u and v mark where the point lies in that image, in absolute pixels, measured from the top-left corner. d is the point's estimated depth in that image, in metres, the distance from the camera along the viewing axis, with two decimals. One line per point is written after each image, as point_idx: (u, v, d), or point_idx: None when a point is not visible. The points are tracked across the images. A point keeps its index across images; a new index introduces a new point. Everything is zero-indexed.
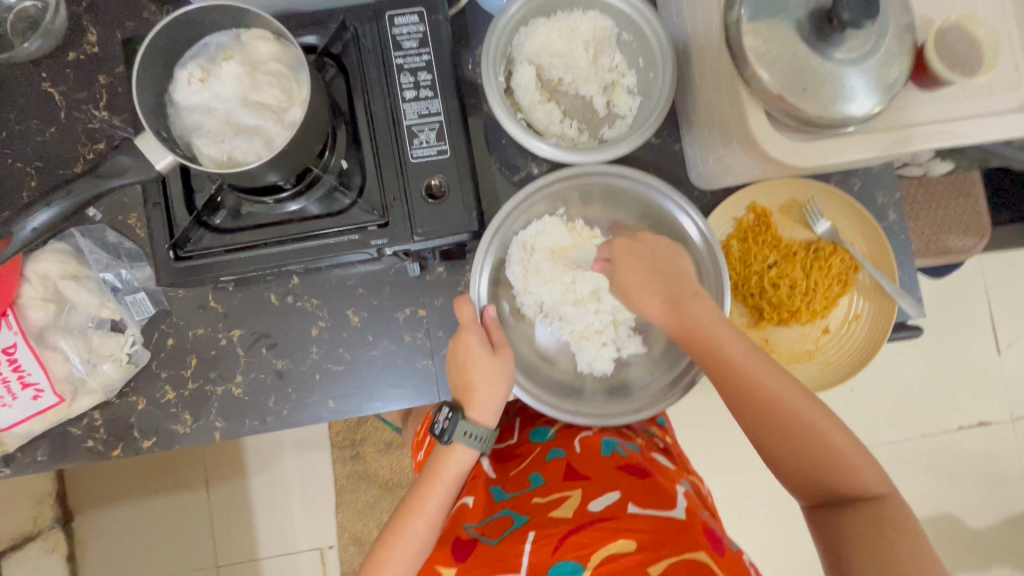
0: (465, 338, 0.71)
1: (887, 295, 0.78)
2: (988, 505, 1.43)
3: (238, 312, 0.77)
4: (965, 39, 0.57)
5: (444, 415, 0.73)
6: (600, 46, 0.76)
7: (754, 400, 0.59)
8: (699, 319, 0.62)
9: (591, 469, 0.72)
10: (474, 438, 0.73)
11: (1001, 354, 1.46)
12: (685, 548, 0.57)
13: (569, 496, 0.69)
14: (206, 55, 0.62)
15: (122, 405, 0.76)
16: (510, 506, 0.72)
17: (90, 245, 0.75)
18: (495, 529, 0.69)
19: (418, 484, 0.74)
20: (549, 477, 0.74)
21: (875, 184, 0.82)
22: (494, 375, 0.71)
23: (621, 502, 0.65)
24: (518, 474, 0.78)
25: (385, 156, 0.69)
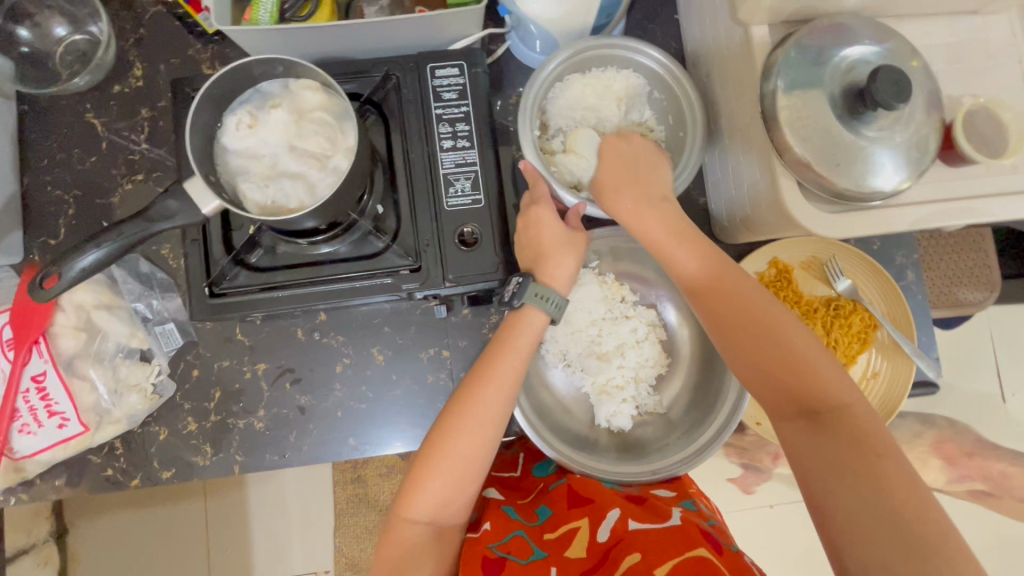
0: (537, 210, 0.69)
1: (905, 355, 0.80)
2: (993, 555, 1.43)
3: (264, 346, 0.78)
4: (991, 121, 0.59)
5: (514, 282, 0.67)
6: (632, 102, 0.78)
7: (769, 351, 0.58)
8: (724, 273, 0.63)
9: (592, 490, 0.70)
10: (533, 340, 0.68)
11: (1006, 403, 1.47)
12: (686, 547, 0.58)
13: (579, 526, 0.66)
14: (255, 101, 0.64)
15: (144, 435, 0.76)
16: (524, 528, 0.68)
17: (124, 275, 0.76)
18: (518, 547, 0.65)
19: (418, 461, 0.63)
20: (556, 506, 0.70)
21: (893, 244, 0.84)
22: (541, 316, 0.67)
23: (622, 521, 0.65)
24: (525, 502, 0.73)
25: (420, 202, 0.71)
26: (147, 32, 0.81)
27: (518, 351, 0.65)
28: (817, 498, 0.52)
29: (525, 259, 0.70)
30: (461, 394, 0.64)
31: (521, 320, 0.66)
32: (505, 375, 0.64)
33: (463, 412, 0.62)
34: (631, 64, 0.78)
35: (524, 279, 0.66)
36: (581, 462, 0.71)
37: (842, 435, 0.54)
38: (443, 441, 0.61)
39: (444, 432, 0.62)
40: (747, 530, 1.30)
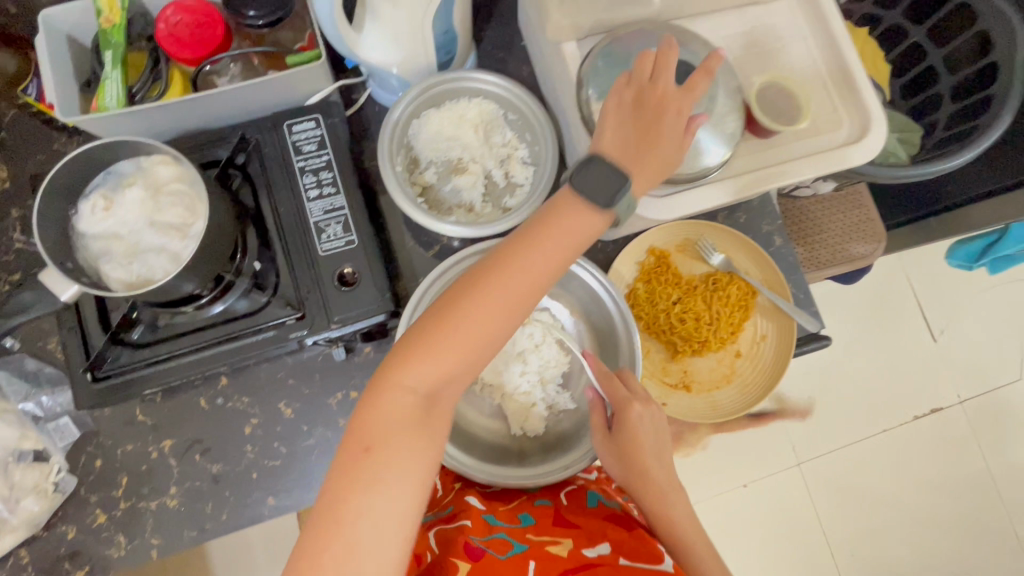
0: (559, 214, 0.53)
1: (786, 315, 0.85)
2: (946, 486, 1.51)
3: (167, 422, 0.77)
4: (781, 94, 0.66)
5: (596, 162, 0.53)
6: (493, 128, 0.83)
7: (649, 504, 0.69)
8: (627, 418, 0.69)
9: (579, 519, 0.73)
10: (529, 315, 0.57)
11: (938, 341, 1.57)
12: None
13: (563, 541, 0.68)
14: (109, 184, 0.65)
15: (50, 537, 0.74)
16: (506, 531, 0.70)
17: (9, 375, 0.75)
18: (499, 546, 0.67)
19: (390, 400, 0.50)
20: (539, 519, 0.73)
21: (758, 215, 0.91)
22: (543, 274, 0.54)
23: (613, 553, 0.66)
24: (507, 509, 0.75)
25: (295, 252, 0.73)
26: (7, 134, 0.82)
27: (521, 277, 0.53)
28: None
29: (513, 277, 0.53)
30: (421, 344, 0.52)
31: (570, 209, 0.53)
32: (487, 313, 0.52)
33: (508, 266, 0.52)
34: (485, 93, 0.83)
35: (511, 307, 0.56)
36: (489, 472, 0.73)
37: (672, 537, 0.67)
38: (394, 370, 0.51)
39: (426, 339, 0.51)
40: None
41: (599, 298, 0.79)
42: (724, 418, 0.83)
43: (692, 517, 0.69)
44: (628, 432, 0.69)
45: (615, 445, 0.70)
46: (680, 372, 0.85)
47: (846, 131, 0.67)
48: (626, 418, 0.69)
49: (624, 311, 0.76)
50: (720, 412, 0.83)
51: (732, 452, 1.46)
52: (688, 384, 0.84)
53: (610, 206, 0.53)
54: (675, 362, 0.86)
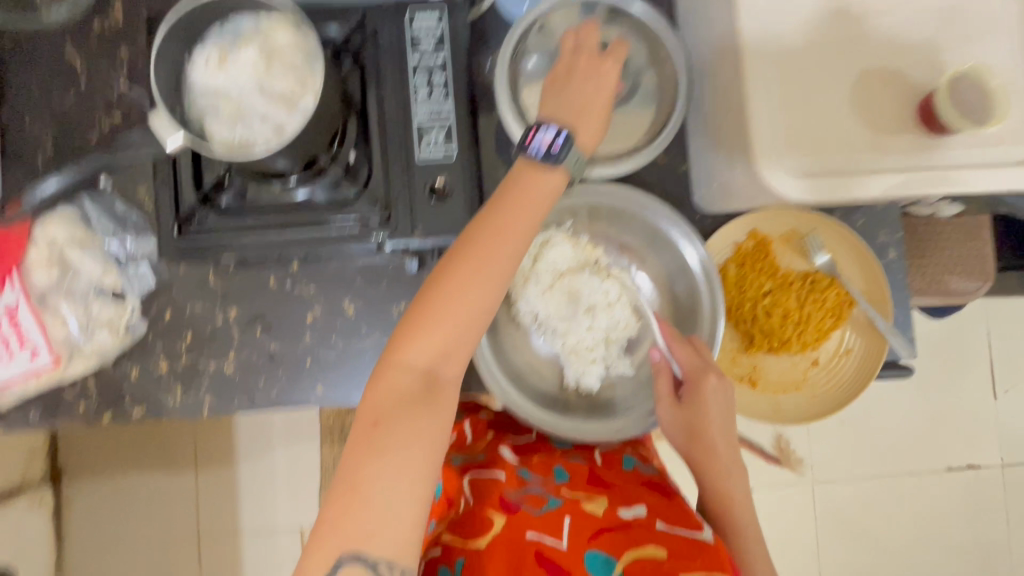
0: (593, 93, 0.63)
1: (879, 334, 0.79)
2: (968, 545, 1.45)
3: (236, 292, 0.78)
4: (974, 88, 0.57)
5: (553, 137, 0.59)
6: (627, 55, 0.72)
7: (704, 476, 0.71)
8: (701, 386, 0.70)
9: (613, 479, 0.72)
10: (575, 161, 0.60)
11: (997, 400, 1.46)
12: (715, 566, 0.56)
13: (598, 498, 0.68)
14: (225, 38, 0.63)
15: (116, 372, 0.77)
16: (540, 486, 0.70)
17: (99, 212, 0.76)
18: (534, 500, 0.68)
19: (428, 303, 0.54)
20: (574, 475, 0.73)
21: (877, 222, 0.82)
22: (557, 180, 0.59)
23: (650, 516, 0.64)
24: (540, 461, 0.76)
25: (392, 151, 0.70)
26: None
27: (510, 235, 0.56)
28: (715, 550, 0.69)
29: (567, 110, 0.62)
30: (448, 276, 0.54)
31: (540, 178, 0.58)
32: (500, 248, 0.56)
33: (489, 236, 0.56)
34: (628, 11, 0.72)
35: (567, 136, 0.59)
36: (540, 416, 0.73)
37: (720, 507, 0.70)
38: (435, 298, 0.54)
39: (432, 295, 0.54)
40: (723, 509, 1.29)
41: (688, 272, 0.75)
42: (783, 422, 0.80)
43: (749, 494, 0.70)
44: (700, 407, 0.71)
45: (683, 415, 0.71)
46: (749, 366, 0.81)
47: None
48: (700, 387, 0.70)
49: (714, 289, 0.73)
50: (780, 416, 0.80)
51: (757, 458, 1.42)
52: (754, 380, 0.81)
53: (559, 162, 0.59)
54: (747, 355, 0.81)
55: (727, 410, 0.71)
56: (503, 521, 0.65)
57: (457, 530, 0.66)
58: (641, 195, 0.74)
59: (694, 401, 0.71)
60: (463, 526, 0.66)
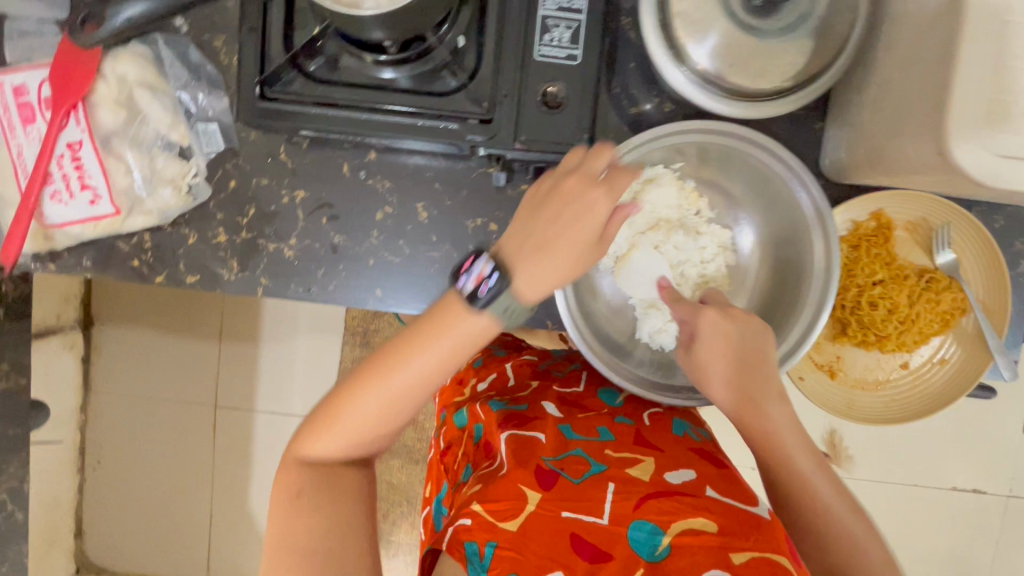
0: (568, 181, 0.51)
1: (985, 349, 0.71)
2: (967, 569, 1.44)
3: (307, 173, 0.73)
4: None
5: (483, 274, 0.50)
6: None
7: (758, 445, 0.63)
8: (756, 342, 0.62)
9: (662, 441, 0.66)
10: (511, 315, 0.51)
11: None
12: (774, 543, 0.53)
13: (644, 460, 0.62)
14: None
15: (173, 235, 0.73)
16: (582, 445, 0.64)
17: (172, 57, 0.69)
18: (573, 465, 0.61)
19: (373, 368, 0.52)
20: (619, 434, 0.67)
21: (1018, 227, 0.73)
22: (486, 326, 0.51)
23: (699, 483, 0.60)
24: (585, 416, 0.69)
25: (507, 43, 0.61)
26: None
27: (452, 341, 0.51)
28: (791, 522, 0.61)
29: (525, 237, 0.51)
30: (400, 351, 0.51)
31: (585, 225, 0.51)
32: (430, 373, 0.52)
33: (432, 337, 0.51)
34: None
35: (505, 279, 0.50)
36: (610, 364, 0.67)
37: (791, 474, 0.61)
38: (382, 377, 0.51)
39: (359, 390, 0.52)
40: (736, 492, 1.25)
41: (807, 241, 0.66)
42: (854, 421, 0.75)
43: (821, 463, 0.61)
44: (755, 355, 0.62)
45: (712, 379, 0.62)
46: (833, 355, 0.76)
47: None
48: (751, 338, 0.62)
49: (832, 264, 0.63)
50: (852, 414, 0.75)
51: None
52: (834, 371, 0.76)
53: (485, 304, 0.50)
54: (833, 344, 0.76)
55: (766, 367, 0.61)
56: (539, 499, 0.56)
57: (488, 501, 0.56)
58: (774, 144, 0.64)
59: (706, 355, 0.62)
60: (492, 497, 0.57)
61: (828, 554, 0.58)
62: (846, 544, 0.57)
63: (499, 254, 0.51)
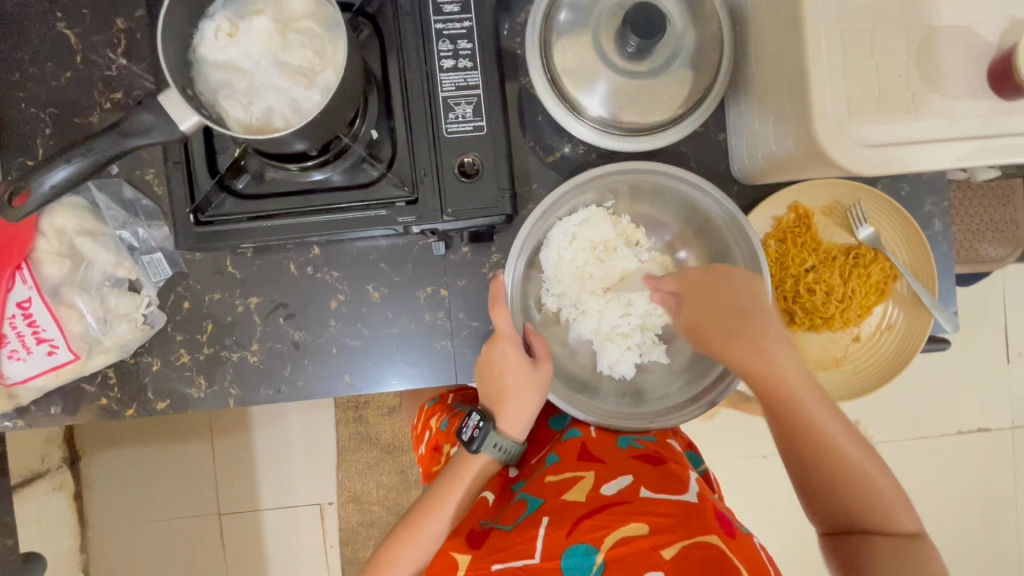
0: (501, 347, 0.67)
1: (923, 307, 0.76)
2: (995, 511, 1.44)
3: (256, 280, 0.75)
4: None
5: (475, 423, 0.68)
6: (667, 17, 0.65)
7: (784, 411, 0.61)
8: (734, 300, 0.65)
9: (605, 452, 0.68)
10: (501, 451, 0.69)
11: (1010, 363, 1.42)
12: (697, 531, 0.53)
13: (583, 476, 0.64)
14: (236, 7, 0.58)
15: (137, 365, 0.75)
16: (527, 492, 0.66)
17: (107, 200, 0.72)
18: (510, 516, 0.64)
19: (437, 483, 0.68)
20: (565, 454, 0.69)
21: (923, 189, 0.78)
22: (488, 462, 0.69)
23: (634, 486, 0.61)
24: (537, 459, 0.73)
25: (417, 128, 0.65)
26: None
27: (465, 488, 0.67)
28: (809, 483, 0.60)
29: (486, 394, 0.70)
30: (440, 488, 0.67)
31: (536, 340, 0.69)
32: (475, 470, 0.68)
33: (465, 469, 0.68)
34: None
35: (485, 424, 0.68)
36: (578, 405, 0.70)
37: (796, 429, 0.60)
38: (437, 498, 0.66)
39: (431, 504, 0.66)
40: (746, 482, 1.26)
41: (736, 259, 0.71)
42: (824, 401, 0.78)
43: (843, 422, 0.61)
44: (723, 290, 0.66)
45: (722, 333, 0.64)
46: None
47: None
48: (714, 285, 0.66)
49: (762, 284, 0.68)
50: None
51: None
52: None
53: (478, 448, 0.68)
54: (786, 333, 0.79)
55: (769, 314, 0.64)
56: (469, 560, 0.61)
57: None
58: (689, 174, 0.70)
59: (710, 313, 0.66)
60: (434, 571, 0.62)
61: (859, 523, 0.58)
62: (872, 499, 0.58)
63: (482, 409, 0.70)
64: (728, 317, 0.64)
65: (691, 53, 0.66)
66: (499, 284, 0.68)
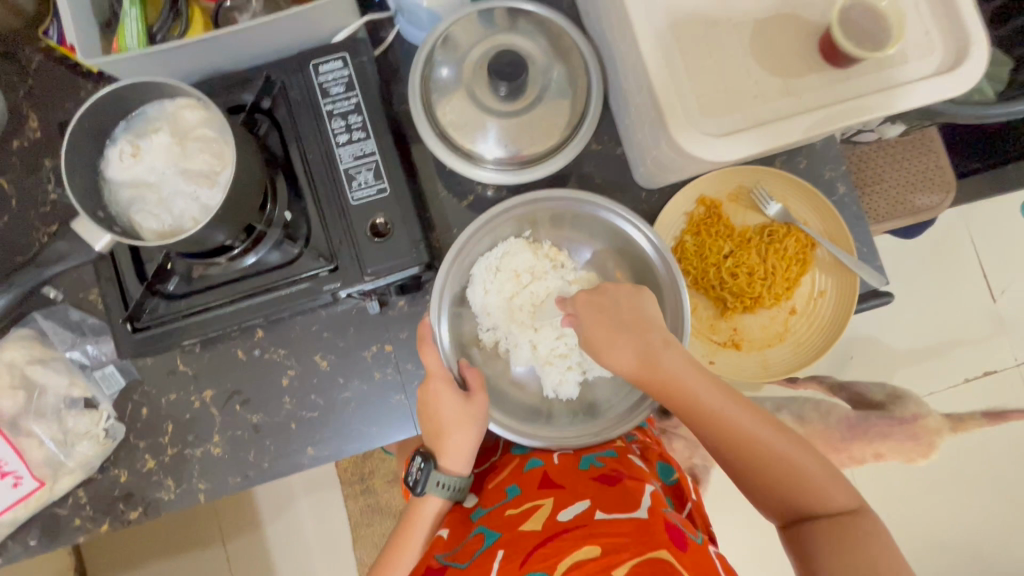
0: (434, 386, 0.70)
1: (847, 268, 0.78)
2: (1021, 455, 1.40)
3: (208, 372, 0.78)
4: (869, 14, 0.57)
5: (417, 466, 0.71)
6: (532, 59, 0.71)
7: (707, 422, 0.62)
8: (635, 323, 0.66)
9: (566, 478, 0.68)
10: (447, 488, 0.72)
11: (997, 302, 1.43)
12: (649, 548, 0.54)
13: (542, 505, 0.64)
14: (136, 129, 0.63)
15: (105, 479, 0.77)
16: (485, 523, 0.67)
17: (54, 326, 0.76)
18: (466, 551, 0.64)
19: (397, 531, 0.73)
20: (525, 487, 0.69)
21: (821, 159, 0.82)
22: (439, 500, 0.73)
23: (590, 509, 0.61)
24: (496, 486, 0.73)
25: (326, 201, 0.70)
26: (35, 83, 0.80)
27: (421, 530, 0.72)
28: (750, 481, 0.61)
29: (427, 432, 0.72)
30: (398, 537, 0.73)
31: (469, 374, 0.71)
32: (426, 512, 0.73)
33: (418, 514, 0.73)
34: (523, 11, 0.72)
35: (427, 464, 0.71)
36: (529, 432, 0.72)
37: (723, 436, 0.61)
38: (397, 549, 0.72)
39: (393, 553, 0.72)
40: None
41: (652, 266, 0.74)
42: (775, 377, 0.79)
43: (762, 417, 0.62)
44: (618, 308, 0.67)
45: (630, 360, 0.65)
46: (729, 330, 0.81)
47: (941, 60, 0.58)
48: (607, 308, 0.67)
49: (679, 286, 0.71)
50: (772, 372, 0.79)
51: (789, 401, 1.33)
52: (737, 342, 0.80)
53: (423, 490, 0.71)
54: (724, 320, 0.81)
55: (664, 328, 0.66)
56: None
57: None
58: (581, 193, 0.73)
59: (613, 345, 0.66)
60: None
61: (802, 510, 0.58)
62: (804, 486, 0.59)
63: (425, 448, 0.72)
64: (632, 340, 0.65)
65: (561, 85, 0.71)
66: (426, 325, 0.71)
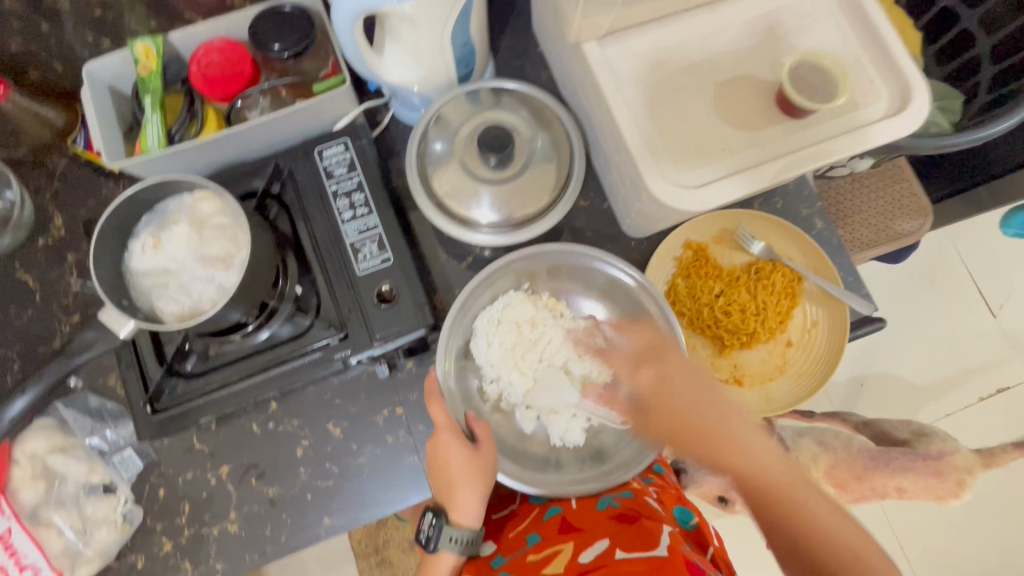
0: (442, 440, 0.71)
1: (835, 299, 0.81)
2: None
3: (224, 448, 0.79)
4: (815, 71, 0.64)
5: (428, 522, 0.71)
6: (517, 131, 0.77)
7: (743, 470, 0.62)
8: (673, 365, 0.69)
9: (586, 521, 0.69)
10: (458, 543, 0.71)
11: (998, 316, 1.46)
12: None
13: (562, 549, 0.66)
14: (157, 221, 0.68)
15: (123, 566, 0.76)
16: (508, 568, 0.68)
17: (74, 413, 0.78)
18: None
19: None
20: (546, 533, 0.70)
21: (796, 198, 0.87)
22: (452, 555, 0.72)
23: (609, 548, 0.62)
24: (517, 534, 0.74)
25: (334, 274, 0.74)
26: (60, 185, 0.86)
27: None
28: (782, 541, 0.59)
29: (437, 487, 0.71)
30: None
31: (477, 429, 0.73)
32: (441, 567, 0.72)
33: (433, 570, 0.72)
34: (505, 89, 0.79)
35: (438, 519, 0.71)
36: (540, 480, 0.72)
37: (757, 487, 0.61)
38: None
39: None
40: None
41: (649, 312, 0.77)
42: (780, 410, 0.80)
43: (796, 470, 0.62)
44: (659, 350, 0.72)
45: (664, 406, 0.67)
46: (730, 367, 0.83)
47: (886, 104, 0.64)
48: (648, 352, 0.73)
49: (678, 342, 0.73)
50: (776, 405, 0.81)
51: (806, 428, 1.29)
52: (740, 378, 0.82)
53: (435, 544, 0.71)
54: (724, 357, 0.83)
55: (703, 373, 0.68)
56: None
57: None
58: (573, 246, 0.77)
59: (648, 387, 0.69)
60: None
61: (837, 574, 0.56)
62: (840, 547, 0.57)
63: (435, 503, 0.72)
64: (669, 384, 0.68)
65: (546, 151, 0.77)
66: (433, 381, 0.73)
